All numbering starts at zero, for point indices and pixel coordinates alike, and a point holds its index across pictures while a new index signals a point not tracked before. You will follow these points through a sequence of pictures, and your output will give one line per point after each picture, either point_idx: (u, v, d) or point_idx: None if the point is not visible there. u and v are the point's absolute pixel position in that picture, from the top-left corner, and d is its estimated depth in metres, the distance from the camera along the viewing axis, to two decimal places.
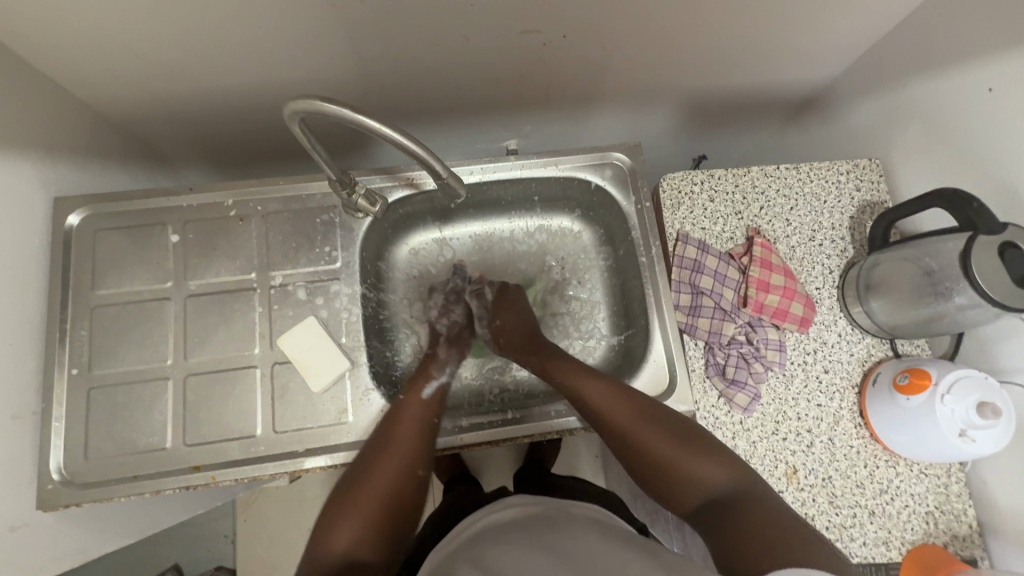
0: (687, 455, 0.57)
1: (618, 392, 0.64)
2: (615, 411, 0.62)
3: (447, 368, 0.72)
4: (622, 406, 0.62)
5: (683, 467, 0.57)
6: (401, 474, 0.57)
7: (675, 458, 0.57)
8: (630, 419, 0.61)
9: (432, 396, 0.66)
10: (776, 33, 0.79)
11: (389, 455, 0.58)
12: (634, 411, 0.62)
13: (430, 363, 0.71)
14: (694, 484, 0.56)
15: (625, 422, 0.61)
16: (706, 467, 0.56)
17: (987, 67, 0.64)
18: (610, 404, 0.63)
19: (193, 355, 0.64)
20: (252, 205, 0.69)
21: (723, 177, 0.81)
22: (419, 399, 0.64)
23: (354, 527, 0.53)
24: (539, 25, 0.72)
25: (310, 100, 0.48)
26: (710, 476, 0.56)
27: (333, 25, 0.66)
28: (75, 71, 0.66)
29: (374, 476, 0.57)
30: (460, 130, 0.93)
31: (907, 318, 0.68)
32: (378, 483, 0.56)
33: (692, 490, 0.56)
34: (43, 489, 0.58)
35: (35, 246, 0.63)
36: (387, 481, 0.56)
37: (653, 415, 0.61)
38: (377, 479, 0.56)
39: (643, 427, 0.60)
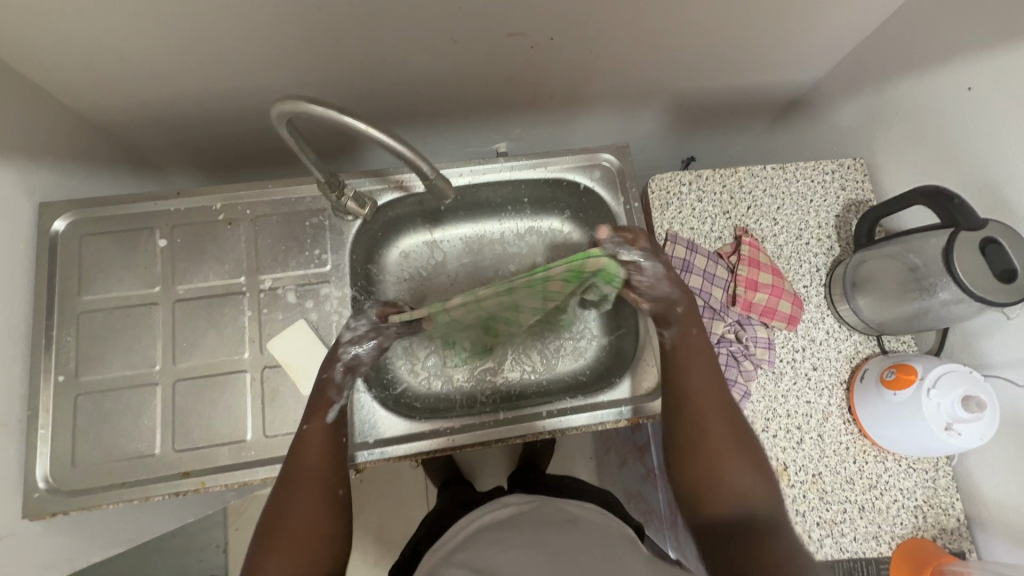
0: (745, 467, 0.56)
1: (712, 379, 0.62)
2: (706, 396, 0.60)
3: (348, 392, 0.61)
4: (709, 393, 0.61)
5: (733, 478, 0.55)
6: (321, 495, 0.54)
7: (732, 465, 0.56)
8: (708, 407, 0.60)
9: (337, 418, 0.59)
10: (760, 35, 0.80)
11: (306, 480, 0.55)
12: (720, 405, 0.60)
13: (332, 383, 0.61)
14: (734, 499, 0.55)
15: (703, 411, 0.59)
16: (755, 488, 0.55)
17: (966, 67, 0.66)
18: (695, 389, 0.61)
19: (182, 360, 0.63)
20: (240, 209, 0.69)
21: (710, 177, 0.82)
22: (324, 422, 0.58)
23: (284, 562, 0.50)
24: (527, 28, 0.72)
25: (297, 101, 0.48)
26: (756, 497, 0.55)
27: (321, 27, 0.66)
28: (59, 75, 0.66)
29: (291, 506, 0.53)
30: (449, 133, 0.94)
31: (893, 314, 0.69)
32: (299, 513, 0.53)
33: (729, 501, 0.55)
34: (29, 498, 0.57)
35: (20, 252, 0.62)
36: (310, 506, 0.53)
37: (732, 417, 0.59)
38: (295, 507, 0.53)
39: (717, 421, 0.59)
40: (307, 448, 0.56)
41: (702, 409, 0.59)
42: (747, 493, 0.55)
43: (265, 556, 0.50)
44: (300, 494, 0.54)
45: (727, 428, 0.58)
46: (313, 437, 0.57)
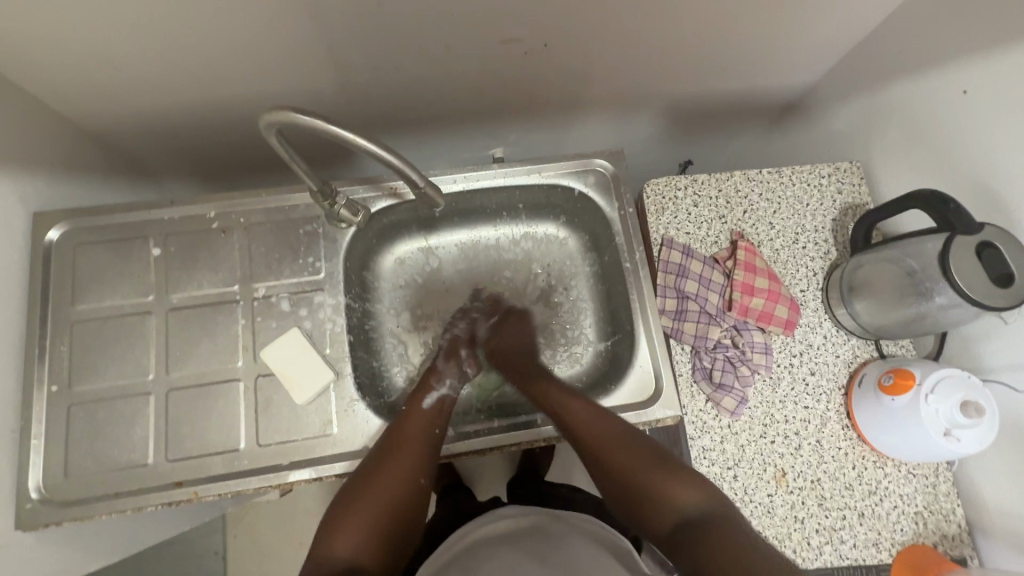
0: (663, 479, 0.57)
1: (585, 406, 0.64)
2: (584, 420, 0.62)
3: (449, 381, 0.70)
4: (595, 428, 0.62)
5: (654, 489, 0.56)
6: (409, 482, 0.57)
7: (646, 481, 0.57)
8: (598, 437, 0.61)
9: (433, 406, 0.66)
10: (755, 39, 0.80)
11: (396, 464, 0.58)
12: (609, 433, 0.61)
13: (431, 375, 0.70)
14: (667, 507, 0.55)
15: (601, 442, 0.61)
16: (676, 492, 0.56)
17: (960, 70, 0.65)
18: (585, 423, 0.62)
19: (175, 369, 0.63)
20: (234, 217, 0.69)
21: (706, 182, 0.81)
22: (423, 411, 0.64)
23: (359, 533, 0.53)
24: (521, 34, 0.72)
25: (285, 111, 0.48)
26: (681, 500, 0.55)
27: (314, 36, 0.66)
28: (54, 84, 0.66)
29: (376, 486, 0.56)
30: (445, 139, 0.94)
31: (891, 319, 0.69)
32: (382, 493, 0.56)
33: (669, 513, 0.55)
34: (22, 509, 0.57)
35: (13, 262, 0.62)
36: (391, 489, 0.56)
37: (627, 443, 0.60)
38: (381, 483, 0.56)
39: (617, 453, 0.60)
40: (406, 437, 0.60)
41: (597, 442, 0.61)
42: (680, 496, 0.55)
43: (342, 519, 0.54)
44: (386, 476, 0.57)
45: (629, 453, 0.59)
46: (415, 432, 0.61)
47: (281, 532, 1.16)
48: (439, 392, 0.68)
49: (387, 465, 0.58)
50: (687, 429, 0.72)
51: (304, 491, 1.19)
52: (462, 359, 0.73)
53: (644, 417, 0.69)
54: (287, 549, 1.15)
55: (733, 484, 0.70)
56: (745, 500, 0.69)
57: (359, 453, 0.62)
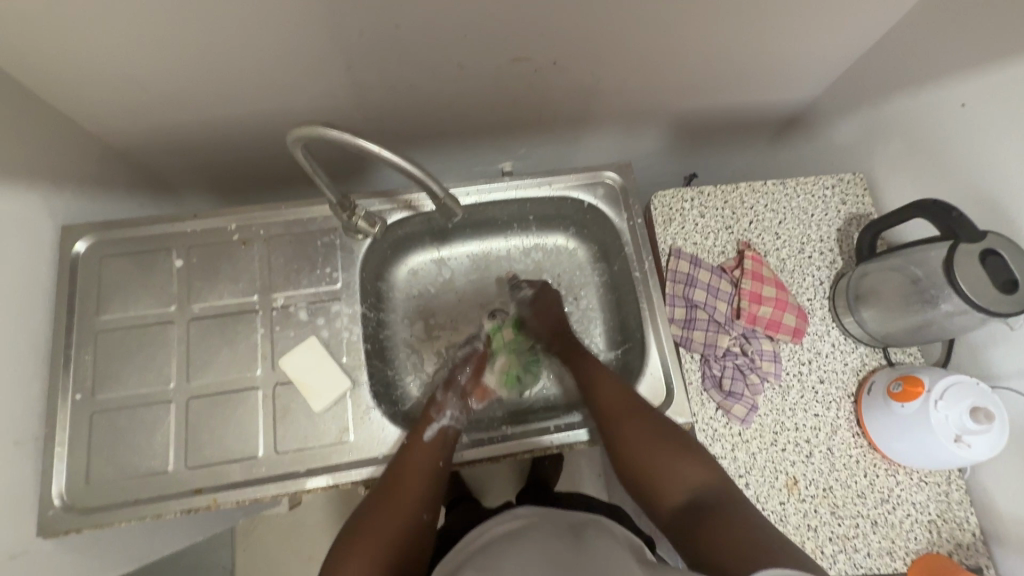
0: (676, 458, 0.58)
1: (613, 385, 0.67)
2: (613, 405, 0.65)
3: (449, 411, 0.68)
4: (620, 404, 0.65)
5: (665, 464, 0.58)
6: (411, 514, 0.56)
7: (660, 458, 0.59)
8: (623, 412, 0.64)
9: (433, 438, 0.64)
10: (756, 57, 0.83)
11: (398, 495, 0.57)
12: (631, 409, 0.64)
13: (430, 407, 0.68)
14: (677, 481, 0.57)
15: (622, 419, 0.63)
16: (687, 469, 0.57)
17: (958, 84, 0.68)
18: (609, 399, 0.66)
19: (196, 378, 0.64)
20: (254, 229, 0.71)
21: (712, 193, 0.83)
22: (421, 444, 0.63)
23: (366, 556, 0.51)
24: (531, 53, 0.75)
25: (313, 126, 0.50)
26: (691, 477, 0.57)
27: (334, 56, 0.69)
28: (83, 103, 0.69)
29: (383, 513, 0.55)
30: (456, 154, 0.96)
31: (898, 326, 0.70)
32: (387, 521, 0.54)
33: (676, 488, 0.56)
34: (45, 515, 0.58)
35: (42, 273, 0.64)
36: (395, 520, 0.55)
37: (647, 419, 0.63)
38: (383, 516, 0.55)
39: (634, 427, 0.62)
40: (406, 467, 0.60)
41: (623, 419, 0.63)
42: (691, 476, 0.57)
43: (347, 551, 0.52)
44: (390, 508, 0.56)
45: (647, 428, 0.62)
46: (414, 461, 0.61)
47: (291, 544, 1.16)
48: (439, 423, 0.66)
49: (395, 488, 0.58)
50: (699, 437, 0.72)
51: (313, 504, 1.19)
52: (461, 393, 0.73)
53: None
54: (296, 563, 1.15)
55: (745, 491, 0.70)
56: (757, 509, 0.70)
57: (374, 459, 0.63)
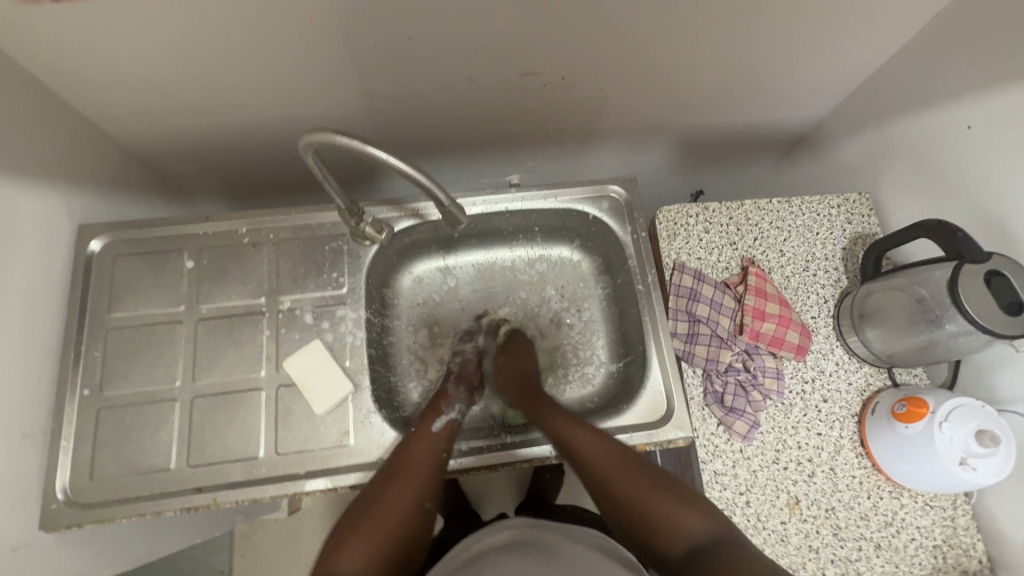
0: (670, 506, 0.57)
1: (598, 438, 0.63)
2: (597, 457, 0.62)
3: (457, 404, 0.70)
4: (609, 460, 0.61)
5: (661, 512, 0.57)
6: (409, 503, 0.58)
7: (660, 508, 0.58)
8: (613, 466, 0.61)
9: (444, 428, 0.65)
10: (762, 76, 0.84)
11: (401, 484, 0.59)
12: (620, 462, 0.61)
13: (439, 399, 0.70)
14: (676, 532, 0.56)
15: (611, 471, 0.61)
16: (685, 517, 0.56)
17: (964, 106, 0.68)
18: (595, 454, 0.62)
19: (200, 377, 0.65)
20: (265, 233, 0.72)
21: (717, 210, 0.84)
22: (430, 433, 0.64)
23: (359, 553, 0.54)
24: (539, 68, 0.77)
25: (326, 132, 0.52)
26: (691, 527, 0.56)
27: (348, 66, 0.71)
28: (107, 107, 0.71)
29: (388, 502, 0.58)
30: (465, 164, 0.98)
31: (902, 346, 0.69)
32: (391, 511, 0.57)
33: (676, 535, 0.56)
34: (48, 508, 0.59)
35: (56, 270, 0.66)
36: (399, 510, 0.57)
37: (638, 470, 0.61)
38: (386, 507, 0.57)
39: (631, 482, 0.60)
40: (413, 454, 0.61)
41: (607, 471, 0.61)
42: (687, 522, 0.56)
43: (348, 540, 0.55)
44: (393, 497, 0.58)
45: (644, 481, 0.60)
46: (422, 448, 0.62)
47: (288, 549, 1.16)
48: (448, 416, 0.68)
49: (399, 476, 0.59)
50: (699, 452, 0.72)
51: (312, 511, 1.19)
52: (471, 387, 0.74)
53: (655, 438, 0.68)
54: (292, 570, 1.15)
55: (745, 510, 0.69)
56: (759, 527, 0.69)
57: (373, 464, 0.63)
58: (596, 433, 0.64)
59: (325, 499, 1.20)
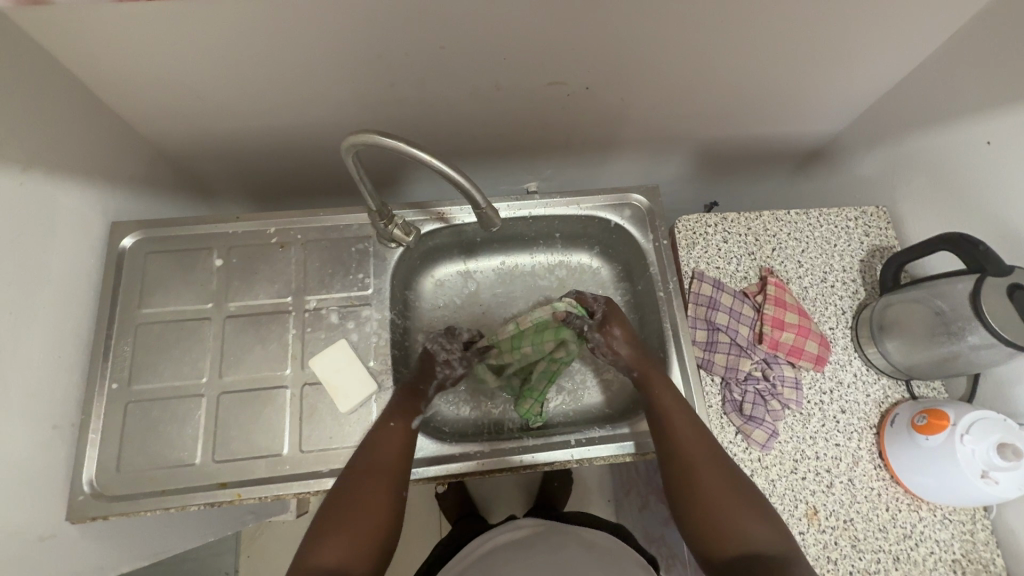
0: (741, 513, 0.57)
1: (692, 425, 0.64)
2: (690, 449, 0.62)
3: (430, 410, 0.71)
4: (699, 449, 0.62)
5: (732, 515, 0.57)
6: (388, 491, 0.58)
7: (732, 510, 0.58)
8: (699, 460, 0.61)
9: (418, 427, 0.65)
10: (781, 90, 0.85)
11: (374, 477, 0.58)
12: (707, 454, 0.62)
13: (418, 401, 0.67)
14: (738, 535, 0.56)
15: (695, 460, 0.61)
16: (747, 521, 0.57)
17: (984, 122, 0.69)
18: (688, 442, 0.62)
19: (227, 374, 0.66)
20: (293, 234, 0.73)
21: (735, 220, 0.85)
22: (404, 428, 0.63)
23: (339, 544, 0.54)
24: (564, 78, 0.78)
25: (366, 134, 0.53)
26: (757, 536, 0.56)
27: (379, 73, 0.73)
28: (142, 108, 0.73)
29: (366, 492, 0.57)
30: (485, 171, 0.99)
31: (922, 358, 0.69)
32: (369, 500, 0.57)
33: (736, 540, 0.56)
34: (75, 500, 0.59)
35: (89, 266, 0.67)
36: (375, 502, 0.57)
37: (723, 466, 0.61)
38: (363, 496, 0.57)
39: (711, 480, 0.60)
40: (384, 447, 0.61)
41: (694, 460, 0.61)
42: (754, 529, 0.57)
43: (329, 532, 0.55)
44: (371, 490, 0.57)
45: (722, 481, 0.60)
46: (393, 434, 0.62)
47: (297, 551, 1.16)
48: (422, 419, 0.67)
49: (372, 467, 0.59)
50: None
51: (320, 513, 1.19)
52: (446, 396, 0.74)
53: None
54: None
55: None
56: None
57: None
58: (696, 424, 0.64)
59: None
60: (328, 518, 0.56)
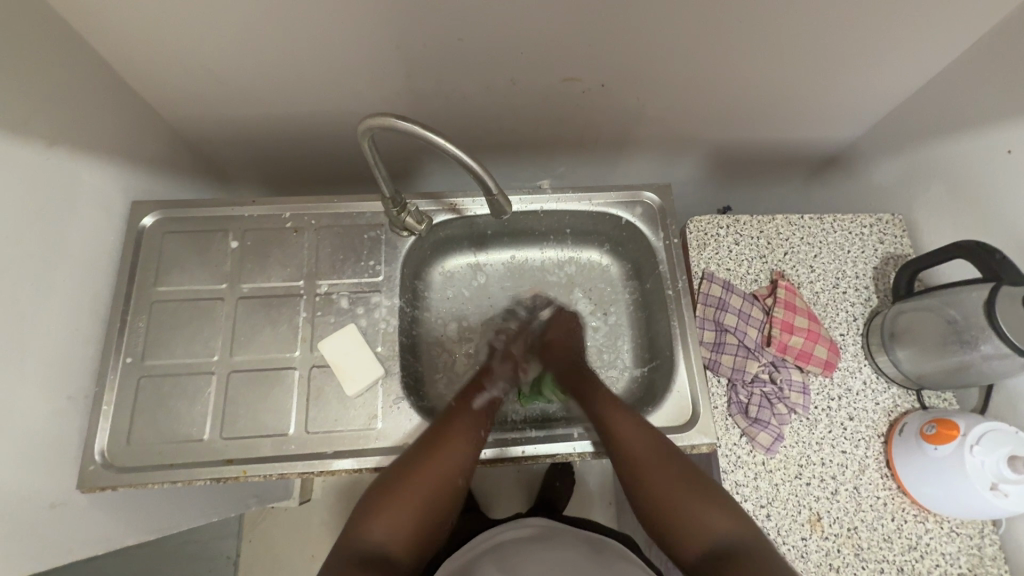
0: (699, 505, 0.59)
1: (639, 429, 0.65)
2: (636, 449, 0.63)
3: (500, 384, 0.74)
4: (646, 450, 0.63)
5: (691, 511, 0.59)
6: (447, 481, 0.60)
7: (687, 504, 0.59)
8: (647, 461, 0.63)
9: (482, 408, 0.68)
10: (799, 94, 0.85)
11: (434, 463, 0.60)
12: (653, 454, 0.63)
13: (484, 377, 0.74)
14: (700, 528, 0.58)
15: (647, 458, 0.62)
16: (714, 519, 0.58)
17: (1005, 131, 0.68)
18: (630, 439, 0.64)
19: (237, 353, 0.67)
20: (307, 219, 0.75)
21: (748, 222, 0.84)
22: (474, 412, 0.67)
23: (387, 522, 0.57)
24: (581, 75, 0.79)
25: (385, 118, 0.54)
26: (715, 526, 0.58)
27: (397, 64, 0.74)
28: (166, 92, 0.75)
29: (423, 474, 0.60)
30: (498, 165, 1.00)
31: (933, 367, 0.69)
32: (424, 483, 0.59)
33: (697, 533, 0.58)
34: (86, 469, 0.61)
35: (108, 242, 0.69)
36: (432, 484, 0.60)
37: (675, 466, 0.62)
38: (420, 477, 0.59)
39: (660, 476, 0.62)
40: (452, 435, 0.62)
41: (637, 457, 0.63)
42: (714, 521, 0.58)
43: (380, 509, 0.58)
44: (426, 471, 0.60)
45: (670, 474, 0.61)
46: (460, 431, 0.63)
47: (298, 538, 1.17)
48: (489, 395, 0.71)
49: (426, 464, 0.60)
50: (720, 461, 0.71)
51: (322, 501, 1.20)
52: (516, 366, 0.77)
53: (678, 442, 0.69)
54: (297, 559, 1.15)
55: (766, 523, 0.69)
56: (778, 542, 0.68)
57: (397, 449, 0.64)
58: (635, 421, 0.66)
59: (337, 490, 1.21)
60: (380, 493, 0.59)
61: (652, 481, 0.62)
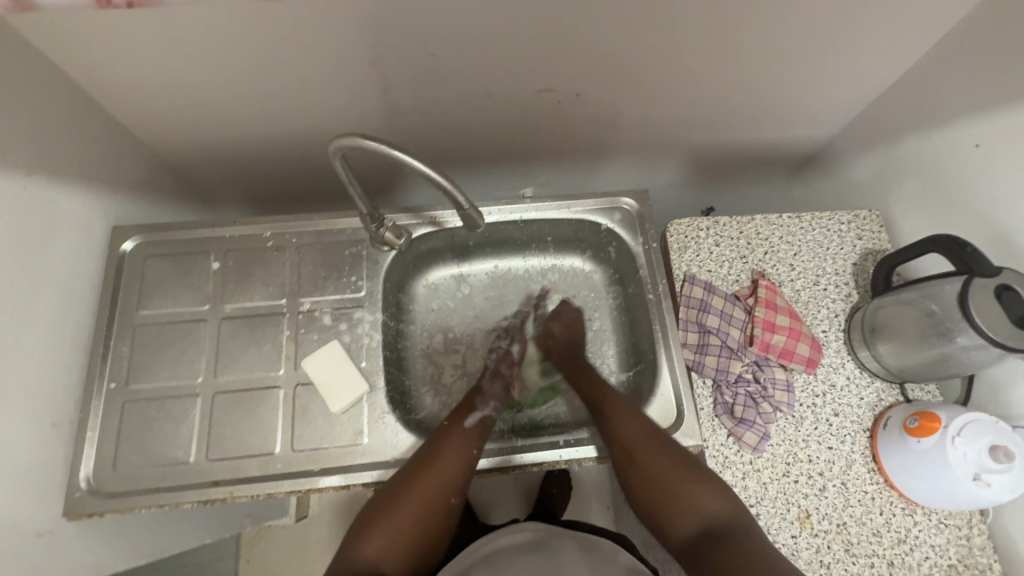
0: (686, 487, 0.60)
1: (638, 421, 0.66)
2: (631, 435, 0.65)
3: (491, 403, 0.73)
4: (640, 436, 0.64)
5: (679, 492, 0.60)
6: (440, 496, 0.60)
7: (678, 487, 0.60)
8: (640, 447, 0.64)
9: (474, 425, 0.68)
10: (771, 95, 0.86)
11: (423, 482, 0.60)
12: (648, 442, 0.64)
13: (475, 396, 0.73)
14: (691, 509, 0.59)
15: (639, 445, 0.64)
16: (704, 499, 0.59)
17: (973, 125, 0.69)
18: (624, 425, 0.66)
19: (222, 374, 0.68)
20: (287, 237, 0.75)
21: (727, 223, 0.85)
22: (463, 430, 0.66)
23: (381, 542, 0.57)
24: (555, 84, 0.80)
25: (354, 137, 0.55)
26: (708, 508, 0.58)
27: (373, 80, 0.75)
28: (144, 116, 0.75)
29: (414, 492, 0.60)
30: (480, 176, 1.01)
31: (914, 360, 0.69)
32: (415, 502, 0.59)
33: (687, 516, 0.59)
34: (73, 496, 0.61)
35: (89, 268, 0.69)
36: (425, 502, 0.59)
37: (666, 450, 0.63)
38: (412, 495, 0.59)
39: (653, 460, 0.62)
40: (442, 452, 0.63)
41: (631, 443, 0.64)
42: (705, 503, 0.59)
43: (371, 530, 0.57)
44: (417, 488, 0.60)
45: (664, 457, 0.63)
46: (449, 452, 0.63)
47: (295, 556, 1.17)
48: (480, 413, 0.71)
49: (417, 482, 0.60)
50: (708, 462, 0.71)
51: (318, 518, 1.20)
52: (506, 385, 0.78)
53: None
54: None
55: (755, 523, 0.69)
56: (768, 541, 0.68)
57: (383, 464, 0.64)
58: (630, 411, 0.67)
59: (333, 505, 1.21)
60: (372, 517, 0.58)
61: (644, 466, 0.62)
